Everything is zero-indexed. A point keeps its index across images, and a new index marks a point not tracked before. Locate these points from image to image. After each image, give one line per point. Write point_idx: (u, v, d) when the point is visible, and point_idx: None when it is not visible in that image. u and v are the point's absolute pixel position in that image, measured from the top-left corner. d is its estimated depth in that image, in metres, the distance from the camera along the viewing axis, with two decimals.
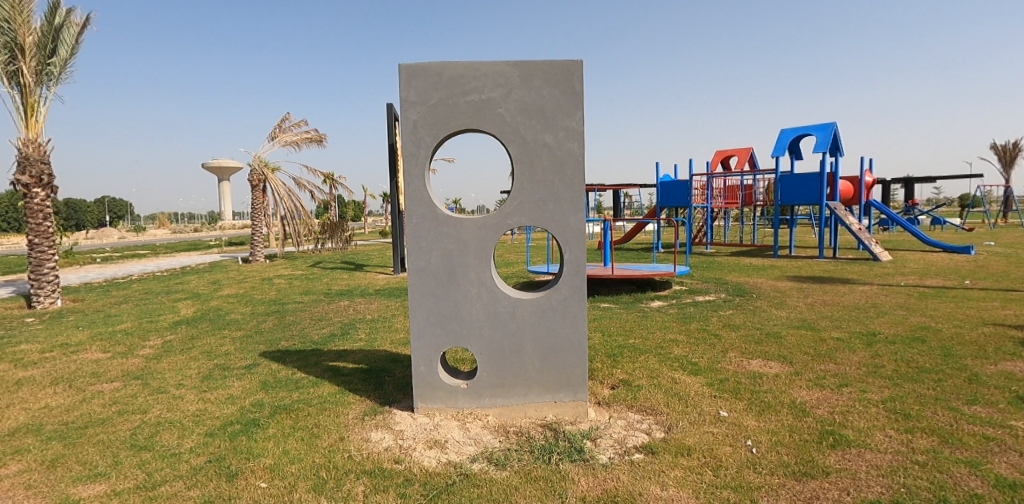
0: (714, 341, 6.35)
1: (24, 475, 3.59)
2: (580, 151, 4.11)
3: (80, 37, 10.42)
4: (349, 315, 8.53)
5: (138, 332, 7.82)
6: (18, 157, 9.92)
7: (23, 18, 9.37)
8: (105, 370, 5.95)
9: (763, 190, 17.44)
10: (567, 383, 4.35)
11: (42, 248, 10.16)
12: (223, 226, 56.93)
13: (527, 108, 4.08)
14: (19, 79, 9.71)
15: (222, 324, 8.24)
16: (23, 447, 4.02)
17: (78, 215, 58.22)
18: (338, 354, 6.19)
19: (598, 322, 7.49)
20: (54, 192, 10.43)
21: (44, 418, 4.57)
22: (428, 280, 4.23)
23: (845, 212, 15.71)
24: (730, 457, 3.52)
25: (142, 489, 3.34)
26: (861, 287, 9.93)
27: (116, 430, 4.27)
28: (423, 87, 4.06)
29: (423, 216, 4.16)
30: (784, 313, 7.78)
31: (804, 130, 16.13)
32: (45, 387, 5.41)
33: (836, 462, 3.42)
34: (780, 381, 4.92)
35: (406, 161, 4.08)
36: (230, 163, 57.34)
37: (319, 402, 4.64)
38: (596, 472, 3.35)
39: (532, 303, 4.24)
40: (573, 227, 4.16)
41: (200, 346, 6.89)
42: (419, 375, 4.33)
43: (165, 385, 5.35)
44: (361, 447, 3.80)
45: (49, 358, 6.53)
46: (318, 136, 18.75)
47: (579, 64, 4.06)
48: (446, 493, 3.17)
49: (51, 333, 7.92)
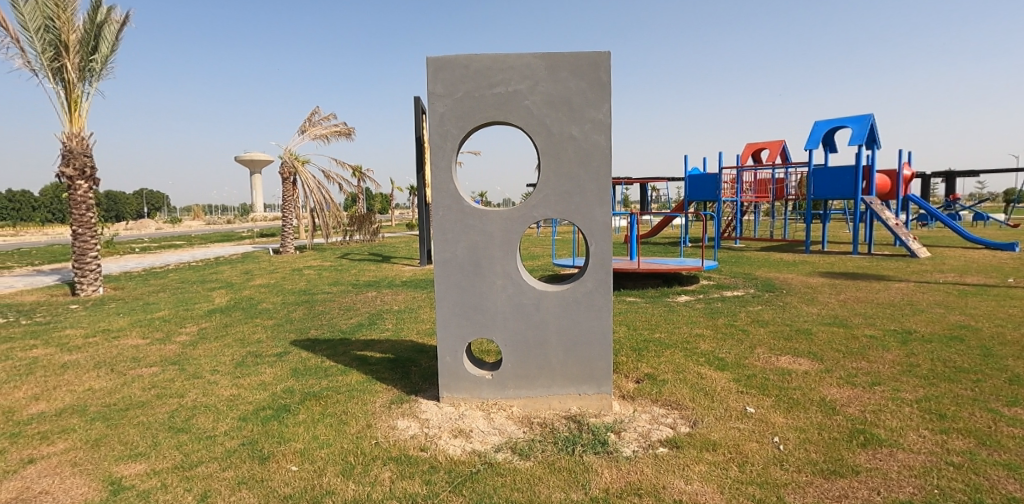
0: (742, 336, 6.28)
1: (69, 454, 3.76)
2: (607, 144, 4.09)
3: (120, 34, 10.77)
4: (377, 305, 8.68)
5: (175, 319, 8.10)
6: (62, 150, 10.31)
7: (66, 16, 9.72)
8: (144, 355, 6.17)
9: (795, 183, 17.02)
10: (591, 376, 4.33)
11: (85, 238, 10.52)
12: (254, 219, 58.21)
13: (554, 101, 4.08)
14: (63, 75, 10.09)
15: (253, 312, 8.47)
16: (69, 427, 4.21)
17: (117, 208, 60.46)
18: (366, 344, 6.31)
19: (623, 316, 7.44)
20: (96, 185, 10.81)
21: (89, 400, 4.77)
22: (454, 271, 4.27)
23: (881, 207, 15.20)
24: (757, 453, 3.48)
25: (179, 469, 3.48)
26: (896, 285, 9.62)
27: (154, 413, 4.44)
28: (450, 80, 4.09)
29: (449, 208, 4.20)
30: (815, 309, 7.62)
31: (838, 122, 15.70)
32: (89, 370, 5.65)
33: (866, 461, 3.35)
34: (810, 379, 4.83)
35: (433, 153, 4.12)
36: (261, 156, 58.78)
37: (347, 390, 4.73)
38: (620, 465, 3.35)
39: (557, 296, 4.26)
40: (599, 220, 4.14)
41: (233, 334, 7.09)
42: (445, 365, 4.39)
43: (201, 370, 5.54)
44: (388, 435, 3.88)
45: (92, 343, 6.82)
46: (347, 129, 19.03)
47: (606, 56, 4.02)
48: (471, 481, 3.22)
49: (94, 318, 8.27)
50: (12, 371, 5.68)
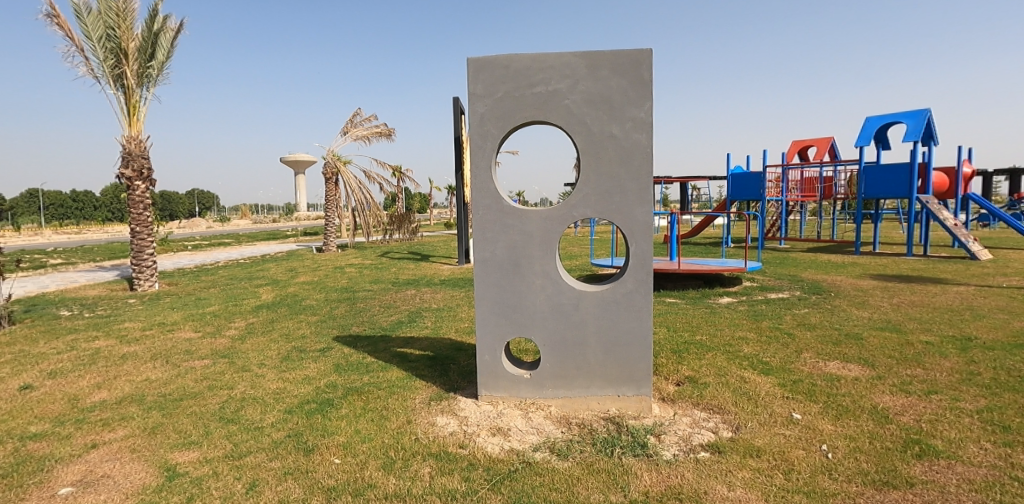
0: (788, 340, 6.09)
1: (129, 440, 3.96)
2: (648, 143, 4.02)
3: (174, 41, 11.26)
4: (416, 303, 8.81)
5: (224, 314, 8.43)
6: (122, 152, 10.84)
7: (126, 24, 10.23)
8: (196, 348, 6.44)
9: (844, 182, 16.39)
10: (631, 378, 4.28)
11: (143, 236, 11.04)
12: (299, 218, 59.97)
13: (594, 100, 4.05)
14: (123, 81, 10.60)
15: (298, 309, 8.72)
16: (128, 415, 4.44)
17: (171, 207, 63.27)
18: (406, 341, 6.42)
19: (663, 317, 7.33)
20: (153, 186, 11.33)
21: (146, 390, 5.02)
22: (494, 271, 4.30)
23: (938, 206, 14.47)
24: (804, 461, 3.37)
25: (229, 458, 3.61)
26: (955, 288, 9.14)
27: (206, 403, 4.63)
28: (490, 80, 4.11)
29: (489, 208, 4.23)
30: (866, 313, 7.32)
31: (892, 117, 15.03)
32: (146, 361, 5.93)
33: (922, 473, 3.20)
34: (860, 385, 4.64)
35: (473, 153, 4.15)
36: (305, 157, 60.51)
37: (388, 386, 4.82)
38: (660, 468, 3.30)
39: (596, 296, 4.22)
40: (640, 220, 4.09)
41: (279, 329, 7.33)
42: (484, 364, 4.42)
43: (249, 364, 5.74)
44: (427, 431, 3.93)
45: (148, 335, 7.17)
46: (387, 130, 19.35)
47: (648, 54, 3.97)
48: (509, 479, 3.23)
49: (150, 312, 8.68)
50: (77, 361, 6.02)
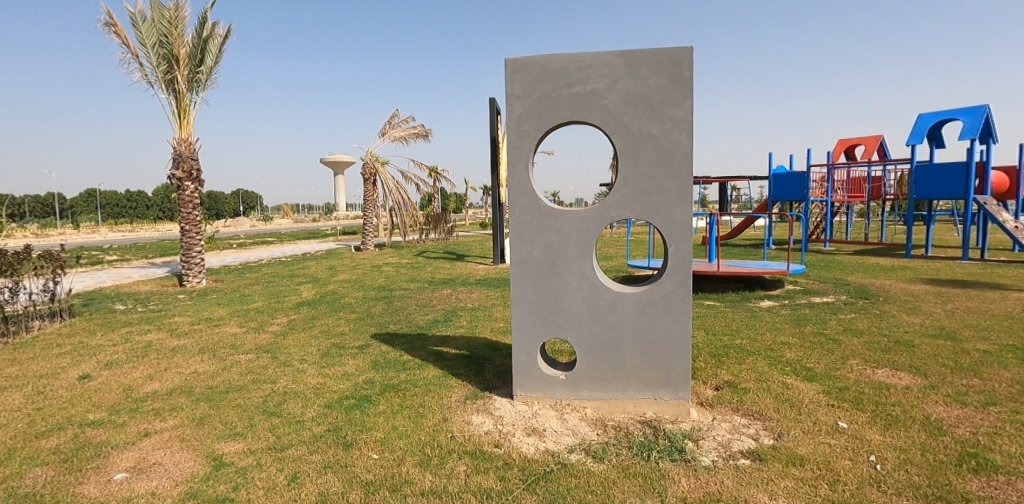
0: (833, 346, 5.88)
1: (178, 430, 4.13)
2: (688, 142, 3.95)
3: (223, 47, 11.67)
4: (452, 302, 8.88)
5: (267, 310, 8.69)
6: (173, 154, 11.31)
7: (178, 31, 10.66)
8: (241, 343, 6.67)
9: (894, 182, 15.74)
10: (668, 381, 4.21)
11: (191, 234, 11.48)
12: (338, 217, 61.34)
13: (632, 99, 4.01)
14: (175, 86, 11.05)
15: (337, 306, 8.92)
16: (178, 405, 4.63)
17: (217, 207, 65.61)
18: (442, 339, 6.48)
19: (701, 320, 7.18)
20: (201, 186, 11.78)
21: (194, 382, 5.22)
22: (530, 271, 4.30)
23: (996, 207, 13.73)
24: (850, 472, 3.25)
25: (272, 450, 3.72)
26: (1016, 295, 8.65)
27: (250, 396, 4.78)
28: (528, 81, 4.12)
29: (526, 208, 4.23)
30: (917, 319, 7.00)
31: (947, 114, 14.34)
32: (194, 355, 6.17)
33: (978, 489, 3.04)
34: (912, 395, 4.44)
35: (510, 153, 4.17)
36: (344, 157, 61.83)
37: (424, 384, 4.88)
38: (698, 474, 3.24)
39: (634, 297, 4.17)
40: (679, 220, 4.02)
41: (319, 325, 7.51)
42: (519, 363, 4.43)
43: (291, 359, 5.91)
44: (463, 429, 3.96)
45: (196, 330, 7.46)
46: (424, 131, 19.59)
47: (689, 52, 3.90)
48: (544, 480, 3.22)
49: (198, 308, 9.03)
50: (131, 353, 6.31)
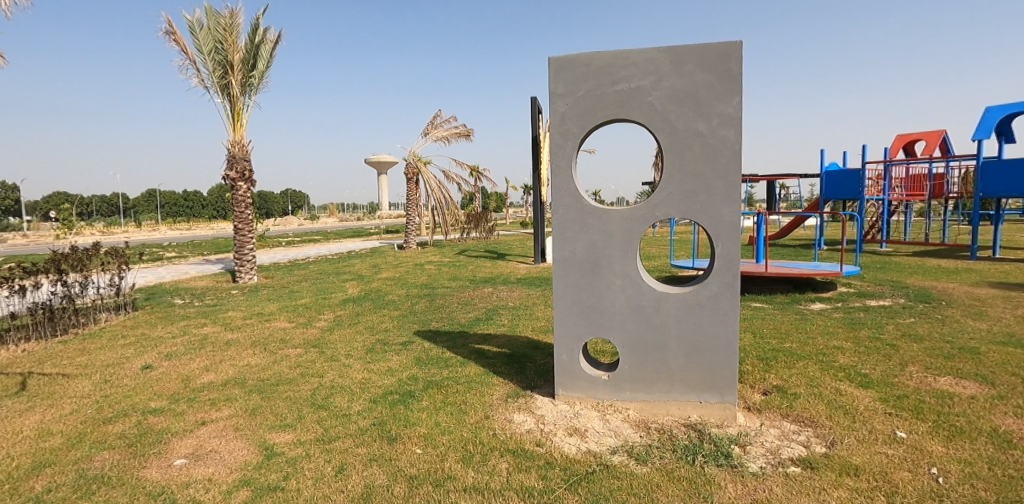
0: (890, 351, 5.62)
1: (233, 419, 4.30)
2: (737, 139, 3.84)
3: (274, 52, 12.06)
4: (493, 301, 8.93)
5: (315, 306, 8.95)
6: (227, 155, 11.78)
7: (232, 38, 11.09)
8: (290, 338, 6.90)
9: (958, 180, 14.89)
10: (714, 384, 4.11)
11: (244, 232, 11.93)
12: (382, 216, 62.62)
13: (678, 96, 3.93)
14: (229, 90, 11.52)
15: (381, 303, 9.11)
16: (232, 396, 4.82)
17: (268, 207, 68.02)
18: (483, 338, 6.53)
19: (749, 322, 6.99)
20: (253, 186, 12.23)
21: (247, 374, 5.43)
22: (573, 270, 4.28)
23: None
24: (910, 484, 3.10)
25: (320, 441, 3.83)
26: None
27: (299, 389, 4.94)
28: (571, 79, 4.10)
29: (569, 207, 4.21)
30: (984, 325, 6.60)
31: (1017, 107, 13.47)
32: (247, 348, 6.42)
33: None
34: (978, 405, 4.19)
35: (553, 152, 4.16)
36: (388, 158, 63.01)
37: (466, 382, 4.92)
38: (745, 480, 3.15)
39: (678, 298, 4.10)
40: (727, 220, 3.92)
41: (364, 322, 7.69)
42: (561, 363, 4.42)
43: (337, 354, 6.07)
44: (505, 427, 3.98)
45: (249, 324, 7.76)
46: (466, 131, 19.75)
47: (738, 46, 3.79)
48: (586, 481, 3.20)
49: (250, 303, 9.39)
50: (189, 345, 6.62)
